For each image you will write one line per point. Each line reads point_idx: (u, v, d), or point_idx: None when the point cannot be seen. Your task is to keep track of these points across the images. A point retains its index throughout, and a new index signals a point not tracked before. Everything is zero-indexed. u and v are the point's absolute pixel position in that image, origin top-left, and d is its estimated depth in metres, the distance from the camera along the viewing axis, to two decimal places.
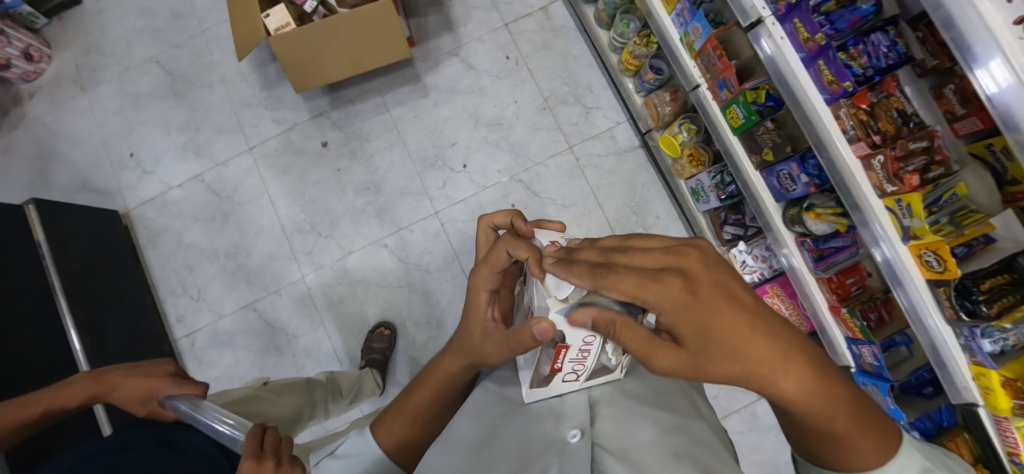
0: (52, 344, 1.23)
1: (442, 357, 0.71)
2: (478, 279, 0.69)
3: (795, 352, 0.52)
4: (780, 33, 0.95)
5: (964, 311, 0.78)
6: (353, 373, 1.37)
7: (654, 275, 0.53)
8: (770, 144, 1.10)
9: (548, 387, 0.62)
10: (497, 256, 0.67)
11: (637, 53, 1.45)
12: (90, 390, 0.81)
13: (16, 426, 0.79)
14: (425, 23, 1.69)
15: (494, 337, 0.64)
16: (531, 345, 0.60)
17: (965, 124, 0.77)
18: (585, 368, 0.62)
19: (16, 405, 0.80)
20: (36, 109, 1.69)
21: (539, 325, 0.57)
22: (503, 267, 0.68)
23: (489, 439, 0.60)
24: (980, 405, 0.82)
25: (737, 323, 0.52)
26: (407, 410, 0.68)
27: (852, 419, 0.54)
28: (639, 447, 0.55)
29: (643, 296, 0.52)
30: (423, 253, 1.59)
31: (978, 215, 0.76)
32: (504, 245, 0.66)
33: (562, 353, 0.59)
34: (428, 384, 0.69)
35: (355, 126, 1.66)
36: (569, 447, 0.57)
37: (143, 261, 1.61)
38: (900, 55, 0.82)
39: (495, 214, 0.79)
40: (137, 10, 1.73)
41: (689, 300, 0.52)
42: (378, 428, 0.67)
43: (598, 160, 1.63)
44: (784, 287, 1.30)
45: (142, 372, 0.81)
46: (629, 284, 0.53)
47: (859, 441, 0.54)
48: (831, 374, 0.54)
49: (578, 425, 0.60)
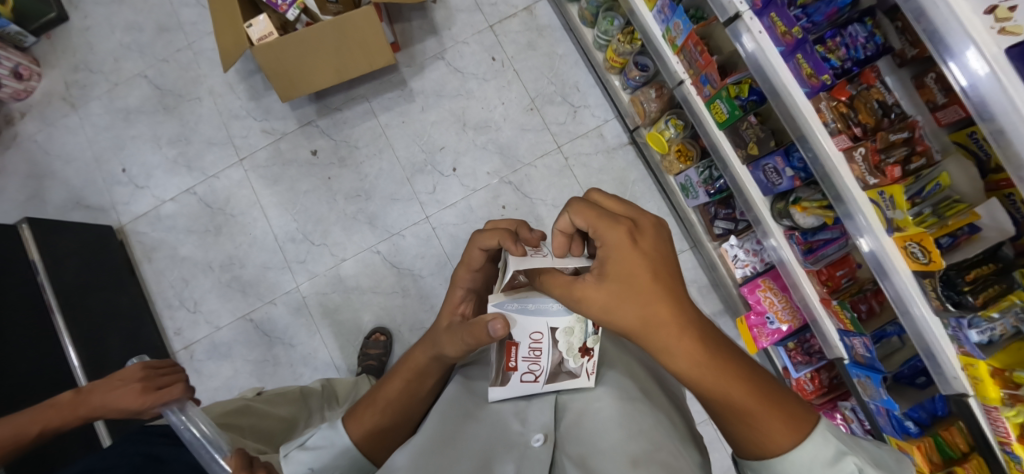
0: (49, 361, 1.24)
1: (417, 347, 0.70)
2: (456, 278, 0.73)
3: (703, 327, 0.57)
4: (757, 28, 0.95)
5: (950, 302, 0.76)
6: (349, 380, 1.34)
7: (610, 217, 0.61)
8: (754, 139, 1.10)
9: (508, 386, 0.66)
10: (471, 255, 0.72)
11: (621, 51, 1.44)
12: (77, 413, 0.87)
13: (16, 446, 0.84)
14: (410, 27, 1.69)
15: (451, 330, 0.66)
16: (483, 341, 0.62)
17: (946, 113, 0.77)
18: (542, 367, 0.68)
19: (8, 426, 0.84)
20: (28, 128, 1.70)
21: (495, 320, 0.61)
22: (478, 266, 0.72)
23: (451, 437, 0.60)
24: (970, 395, 0.81)
25: (656, 283, 0.57)
26: (378, 401, 0.68)
27: (758, 401, 0.56)
28: (599, 454, 0.56)
29: (596, 228, 0.61)
30: (416, 258, 1.59)
31: (962, 205, 0.75)
32: (475, 243, 0.71)
33: (514, 350, 0.68)
34: (399, 374, 0.69)
35: (343, 134, 1.66)
36: (530, 451, 0.59)
37: (140, 276, 1.62)
38: (879, 46, 0.82)
39: (502, 221, 0.79)
40: (124, 25, 1.74)
41: (629, 244, 0.59)
42: (350, 420, 0.67)
43: (586, 158, 1.62)
44: (776, 280, 1.28)
45: (118, 386, 0.85)
46: (591, 213, 0.61)
47: (763, 425, 0.56)
48: (735, 358, 0.57)
49: (542, 429, 0.62)
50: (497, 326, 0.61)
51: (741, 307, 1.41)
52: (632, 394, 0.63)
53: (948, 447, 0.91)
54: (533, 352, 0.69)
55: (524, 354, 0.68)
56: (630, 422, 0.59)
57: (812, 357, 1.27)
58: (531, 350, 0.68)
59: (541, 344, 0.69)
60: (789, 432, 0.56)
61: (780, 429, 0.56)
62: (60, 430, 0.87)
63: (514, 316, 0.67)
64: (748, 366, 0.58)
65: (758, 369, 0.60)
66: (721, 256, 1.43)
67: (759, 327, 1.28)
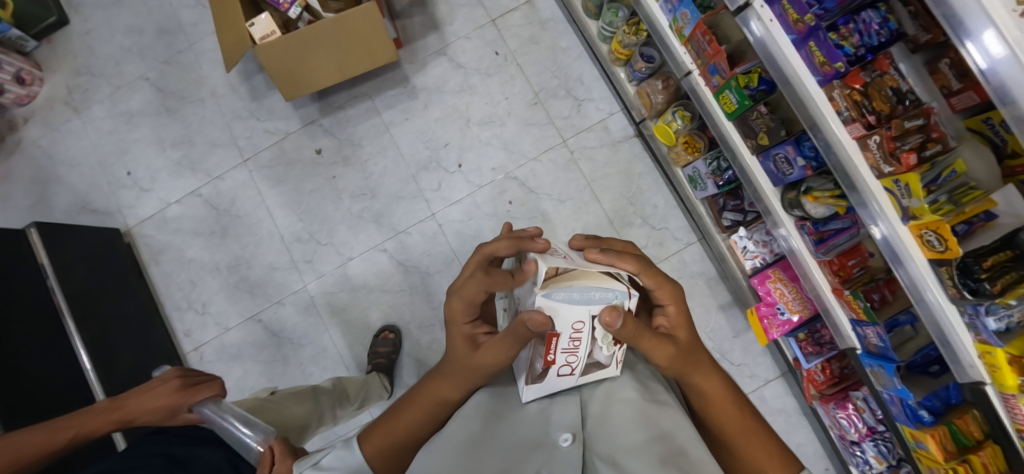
0: (62, 365, 1.25)
1: (435, 375, 0.67)
2: (454, 311, 0.65)
3: (708, 364, 0.67)
4: (768, 16, 0.93)
5: (967, 290, 0.75)
6: (359, 378, 1.36)
7: (669, 279, 0.67)
8: (764, 128, 1.09)
9: (544, 383, 0.65)
10: (471, 291, 0.63)
11: (626, 42, 1.43)
12: (112, 418, 0.84)
13: (48, 452, 0.84)
14: (411, 24, 1.68)
15: (493, 345, 0.62)
16: (525, 337, 0.61)
17: (961, 99, 0.77)
18: (579, 359, 0.66)
19: (45, 431, 0.84)
20: (32, 133, 1.69)
21: (617, 310, 0.60)
22: (480, 299, 0.64)
23: (483, 438, 0.58)
24: (988, 383, 0.80)
25: (688, 333, 0.67)
26: (398, 429, 0.64)
27: (751, 428, 0.65)
28: (627, 450, 0.56)
29: (658, 288, 0.66)
30: (422, 256, 1.59)
31: (977, 192, 0.74)
32: (478, 282, 0.62)
33: (555, 341, 0.65)
34: (419, 404, 0.66)
35: (347, 132, 1.65)
36: (559, 451, 0.58)
37: (147, 279, 1.62)
38: (892, 31, 0.80)
39: (493, 245, 0.68)
40: (124, 28, 1.73)
41: (681, 301, 0.68)
42: (365, 440, 0.62)
43: (592, 152, 1.61)
44: (786, 271, 1.29)
45: (150, 390, 0.82)
46: (655, 276, 0.66)
47: (758, 452, 0.63)
48: (734, 393, 0.67)
49: (569, 428, 0.60)
50: (615, 319, 0.60)
51: (750, 298, 1.41)
52: (661, 398, 0.62)
53: (963, 435, 0.92)
54: (572, 343, 0.66)
55: (564, 345, 0.65)
56: (651, 423, 0.58)
57: (822, 347, 1.29)
58: (571, 341, 0.66)
59: (581, 334, 0.66)
60: (785, 462, 0.62)
61: (773, 454, 0.63)
62: (90, 437, 0.86)
63: (559, 306, 0.64)
64: (743, 402, 0.67)
65: (750, 408, 0.67)
66: (730, 248, 1.43)
67: (769, 317, 1.29)
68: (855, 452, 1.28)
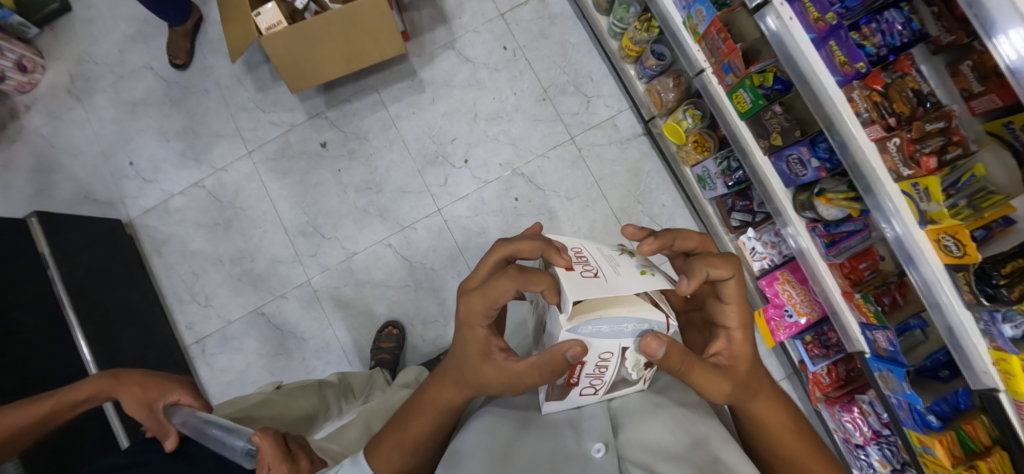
0: (63, 356, 1.24)
1: (436, 382, 0.65)
2: (471, 310, 0.61)
3: (764, 390, 0.66)
4: (788, 14, 0.91)
5: (984, 295, 0.74)
6: (364, 374, 1.34)
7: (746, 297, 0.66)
8: (778, 128, 1.07)
9: (564, 401, 0.63)
10: (499, 290, 0.58)
11: (637, 39, 1.41)
12: (101, 384, 0.83)
13: (29, 424, 0.81)
14: (419, 16, 1.66)
15: (510, 371, 0.60)
16: (558, 370, 0.57)
17: (982, 102, 0.74)
18: (604, 382, 0.63)
19: (27, 403, 0.82)
20: (34, 122, 1.68)
21: (662, 339, 0.56)
22: (504, 302, 0.59)
23: (509, 453, 0.57)
24: (1001, 390, 0.79)
25: (748, 359, 0.65)
26: (408, 442, 0.63)
27: (807, 452, 0.65)
28: (662, 459, 0.56)
29: (734, 304, 0.65)
30: (427, 251, 1.58)
31: (997, 197, 0.73)
32: (511, 281, 0.58)
33: (579, 368, 0.60)
34: (425, 412, 0.64)
35: (353, 125, 1.64)
36: (592, 462, 0.57)
37: (150, 271, 1.61)
38: (915, 32, 0.78)
39: (522, 242, 0.65)
40: (127, 16, 1.71)
41: (746, 327, 0.65)
42: (373, 457, 0.62)
43: (600, 149, 1.60)
44: (795, 272, 1.27)
45: (162, 374, 0.85)
46: (738, 288, 0.65)
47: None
48: (789, 418, 0.66)
49: (602, 438, 0.59)
50: (658, 347, 0.57)
51: (757, 300, 1.39)
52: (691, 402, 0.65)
53: (970, 440, 0.91)
54: (598, 368, 0.61)
55: (589, 371, 0.61)
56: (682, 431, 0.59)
57: (829, 350, 1.28)
58: (596, 368, 0.61)
59: (609, 362, 0.61)
60: None
61: None
62: (75, 407, 0.84)
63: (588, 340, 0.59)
64: (799, 426, 0.67)
65: (806, 432, 0.67)
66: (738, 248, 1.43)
67: (776, 320, 1.28)
68: (859, 456, 1.28)
